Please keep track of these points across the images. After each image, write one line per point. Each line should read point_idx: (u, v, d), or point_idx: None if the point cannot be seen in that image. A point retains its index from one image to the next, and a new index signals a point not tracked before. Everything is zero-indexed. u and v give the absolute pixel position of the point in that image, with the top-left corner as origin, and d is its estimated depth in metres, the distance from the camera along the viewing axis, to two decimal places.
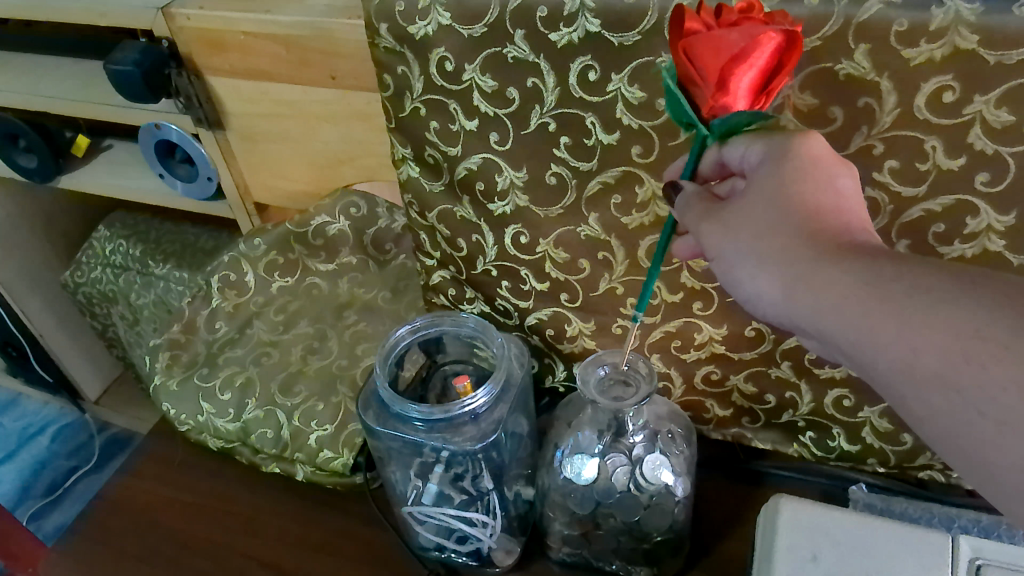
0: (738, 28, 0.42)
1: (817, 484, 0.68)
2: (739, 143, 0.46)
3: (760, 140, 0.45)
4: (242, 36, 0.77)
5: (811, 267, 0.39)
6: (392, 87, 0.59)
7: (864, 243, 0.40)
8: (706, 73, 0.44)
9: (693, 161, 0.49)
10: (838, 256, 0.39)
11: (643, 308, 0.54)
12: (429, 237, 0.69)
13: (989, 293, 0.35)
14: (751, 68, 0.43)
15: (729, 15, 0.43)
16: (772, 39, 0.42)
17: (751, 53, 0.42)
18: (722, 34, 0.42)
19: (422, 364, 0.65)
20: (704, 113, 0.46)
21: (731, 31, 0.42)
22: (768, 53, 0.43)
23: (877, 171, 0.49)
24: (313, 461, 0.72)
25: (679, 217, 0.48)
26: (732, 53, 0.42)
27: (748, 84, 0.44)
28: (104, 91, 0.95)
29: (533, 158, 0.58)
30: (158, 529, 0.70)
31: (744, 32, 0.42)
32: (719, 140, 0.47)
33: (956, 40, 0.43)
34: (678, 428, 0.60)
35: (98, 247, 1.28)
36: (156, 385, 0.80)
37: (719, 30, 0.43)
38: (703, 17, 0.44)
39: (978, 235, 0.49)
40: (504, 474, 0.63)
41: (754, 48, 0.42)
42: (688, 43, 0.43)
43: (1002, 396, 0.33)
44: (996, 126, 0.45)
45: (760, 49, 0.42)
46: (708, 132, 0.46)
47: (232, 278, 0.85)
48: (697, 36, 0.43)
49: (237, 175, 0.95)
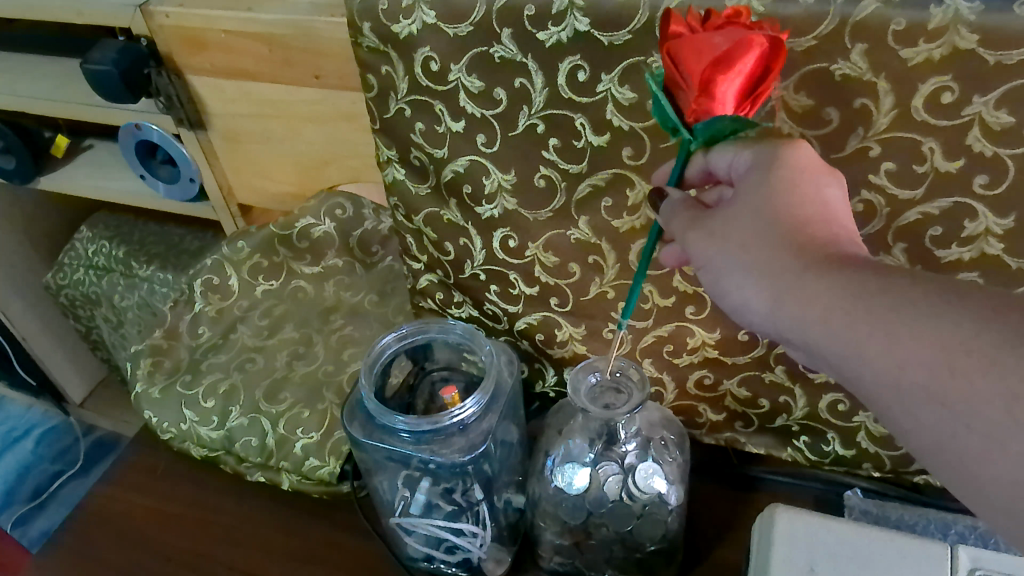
0: (722, 33, 0.41)
1: (811, 489, 0.67)
2: (727, 148, 0.44)
3: (749, 147, 0.44)
4: (224, 35, 0.76)
5: (798, 279, 0.38)
6: (375, 88, 0.58)
7: (852, 254, 0.38)
8: (689, 77, 0.42)
9: (678, 168, 0.47)
10: (827, 268, 0.37)
11: (626, 316, 0.53)
12: (415, 241, 0.67)
13: (973, 303, 0.34)
14: (735, 73, 0.41)
15: (715, 19, 0.42)
16: (757, 45, 0.40)
17: (736, 56, 0.40)
18: (706, 37, 0.41)
19: (409, 370, 0.64)
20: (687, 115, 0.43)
21: (715, 34, 0.41)
22: (754, 58, 0.41)
23: (873, 173, 0.48)
24: (298, 470, 0.70)
25: (665, 224, 0.47)
26: (715, 55, 0.40)
27: (734, 91, 0.42)
28: (82, 91, 0.93)
29: (521, 159, 0.56)
30: (140, 540, 0.69)
31: (728, 35, 0.41)
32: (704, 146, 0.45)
33: (955, 40, 0.42)
34: (671, 434, 0.58)
35: (81, 248, 1.26)
36: (137, 392, 0.78)
37: (703, 33, 0.41)
38: (690, 21, 0.43)
39: (976, 238, 0.48)
40: (495, 483, 0.62)
41: (739, 51, 0.40)
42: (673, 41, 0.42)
43: (988, 409, 0.32)
44: (995, 129, 0.44)
45: (745, 53, 0.40)
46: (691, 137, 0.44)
47: (215, 282, 0.83)
48: (681, 38, 0.42)
49: (220, 176, 0.93)
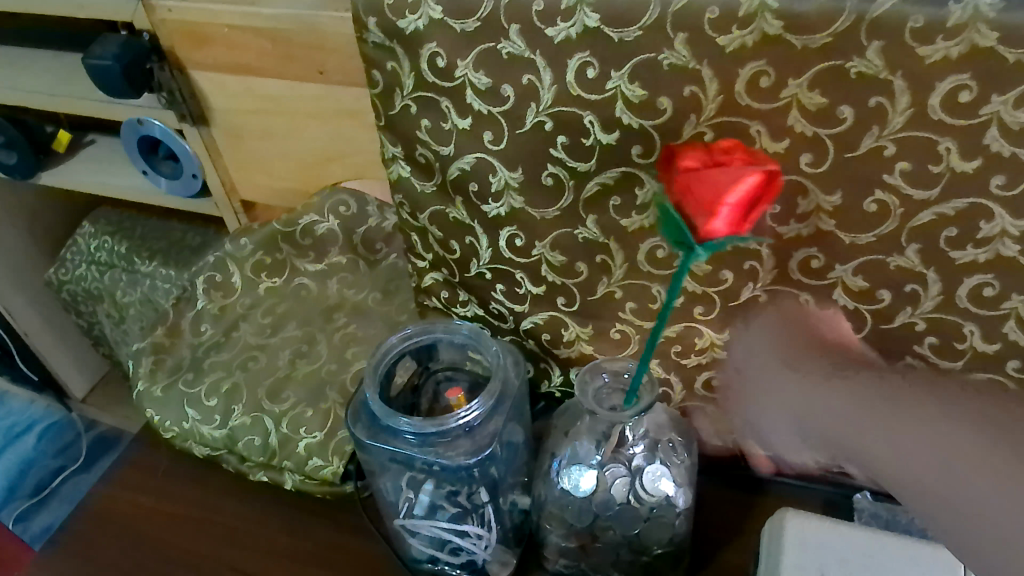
0: (724, 171, 0.42)
1: (819, 492, 0.66)
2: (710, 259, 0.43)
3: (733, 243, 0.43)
4: (227, 29, 0.75)
5: None
6: (381, 84, 0.57)
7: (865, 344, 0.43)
8: (698, 206, 0.42)
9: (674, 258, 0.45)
10: None
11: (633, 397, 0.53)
12: (420, 239, 0.66)
13: None
14: (735, 204, 0.42)
15: (717, 159, 0.44)
16: (754, 177, 0.42)
17: (735, 192, 0.42)
18: (710, 176, 0.42)
19: (414, 370, 0.63)
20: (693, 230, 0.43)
21: (718, 173, 0.42)
22: (750, 189, 0.42)
23: (886, 173, 0.47)
24: (301, 469, 0.70)
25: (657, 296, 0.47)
26: (719, 200, 0.41)
27: (734, 219, 0.42)
28: (85, 86, 0.92)
29: (528, 156, 0.55)
30: (142, 540, 0.68)
31: (731, 174, 0.42)
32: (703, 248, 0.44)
33: (974, 37, 0.41)
34: (679, 437, 0.58)
35: (83, 244, 1.25)
36: (139, 390, 0.78)
37: (709, 171, 0.43)
38: (696, 158, 0.44)
39: (992, 240, 0.47)
40: (500, 486, 0.61)
41: (737, 187, 0.42)
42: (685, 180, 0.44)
43: None
44: (1013, 128, 0.43)
45: (742, 187, 0.42)
46: (695, 249, 0.43)
47: (218, 279, 0.83)
48: (689, 176, 0.43)
49: (223, 172, 0.92)
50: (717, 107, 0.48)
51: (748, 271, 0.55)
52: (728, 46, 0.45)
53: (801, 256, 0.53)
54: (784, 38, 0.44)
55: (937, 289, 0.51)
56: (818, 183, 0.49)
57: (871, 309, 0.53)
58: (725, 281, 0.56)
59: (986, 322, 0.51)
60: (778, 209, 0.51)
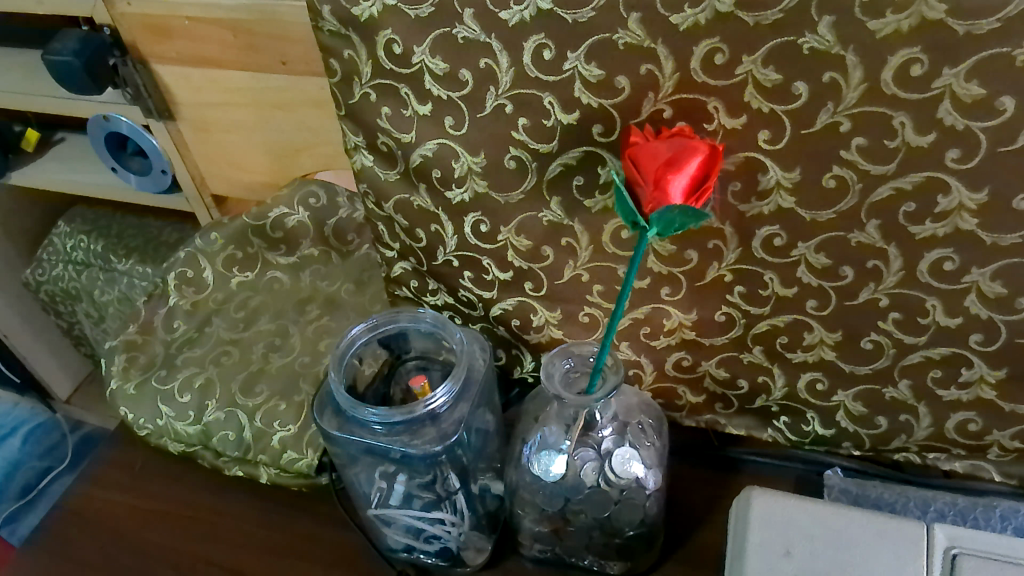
0: (668, 141, 0.46)
1: (792, 469, 0.67)
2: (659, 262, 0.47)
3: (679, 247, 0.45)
4: (187, 22, 0.74)
5: None
6: (339, 73, 0.56)
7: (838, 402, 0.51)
8: (645, 175, 0.46)
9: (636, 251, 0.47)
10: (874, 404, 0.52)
11: (595, 380, 0.54)
12: (387, 228, 0.66)
13: None
14: (683, 175, 0.45)
15: (666, 133, 0.48)
16: (698, 149, 0.45)
17: (681, 159, 0.45)
18: (654, 144, 0.46)
19: (384, 360, 0.63)
20: (643, 208, 0.46)
21: (662, 143, 0.46)
22: (697, 163, 0.45)
23: (844, 149, 0.47)
24: (276, 463, 0.69)
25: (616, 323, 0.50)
26: (665, 159, 0.45)
27: (683, 190, 0.45)
28: (49, 83, 0.91)
29: (490, 140, 0.55)
30: (120, 538, 0.68)
31: (674, 144, 0.46)
32: (658, 233, 0.46)
33: (923, 10, 0.40)
34: (648, 419, 0.58)
35: (58, 243, 1.24)
36: (113, 388, 0.77)
37: (655, 141, 0.46)
38: (645, 132, 0.48)
39: (950, 214, 0.47)
40: (470, 471, 0.62)
41: (683, 155, 0.45)
42: (630, 155, 0.47)
43: None
44: (966, 101, 0.43)
45: (688, 157, 0.45)
46: (647, 226, 0.46)
47: (190, 275, 0.82)
48: (638, 145, 0.47)
49: (193, 166, 0.91)
50: (673, 85, 0.48)
51: (713, 251, 0.55)
52: (681, 24, 0.45)
53: (764, 234, 0.52)
54: (737, 15, 0.44)
55: (898, 264, 0.51)
56: (776, 160, 0.49)
57: (835, 285, 0.53)
58: (690, 261, 0.56)
59: (948, 295, 0.51)
60: (739, 187, 0.51)
